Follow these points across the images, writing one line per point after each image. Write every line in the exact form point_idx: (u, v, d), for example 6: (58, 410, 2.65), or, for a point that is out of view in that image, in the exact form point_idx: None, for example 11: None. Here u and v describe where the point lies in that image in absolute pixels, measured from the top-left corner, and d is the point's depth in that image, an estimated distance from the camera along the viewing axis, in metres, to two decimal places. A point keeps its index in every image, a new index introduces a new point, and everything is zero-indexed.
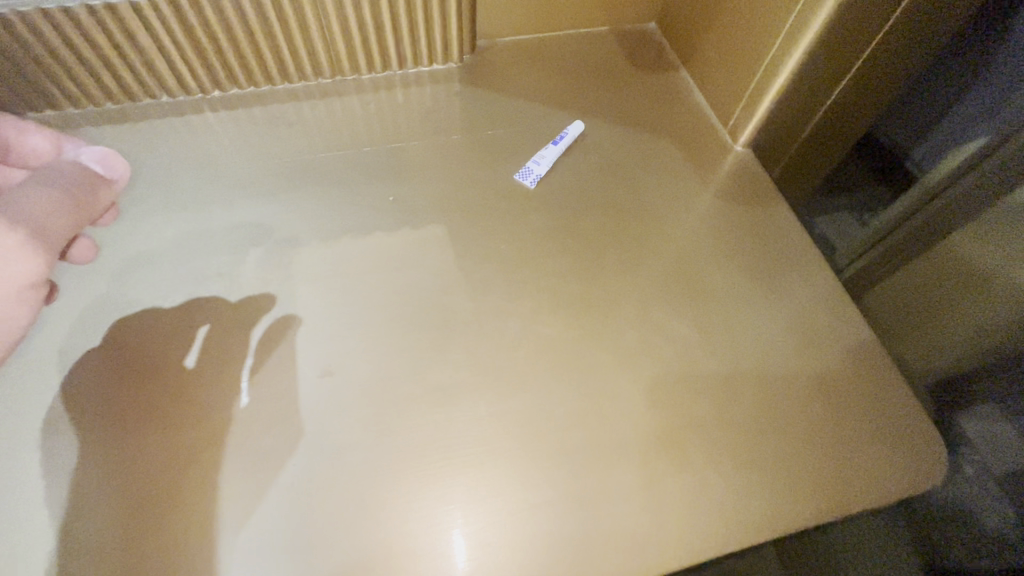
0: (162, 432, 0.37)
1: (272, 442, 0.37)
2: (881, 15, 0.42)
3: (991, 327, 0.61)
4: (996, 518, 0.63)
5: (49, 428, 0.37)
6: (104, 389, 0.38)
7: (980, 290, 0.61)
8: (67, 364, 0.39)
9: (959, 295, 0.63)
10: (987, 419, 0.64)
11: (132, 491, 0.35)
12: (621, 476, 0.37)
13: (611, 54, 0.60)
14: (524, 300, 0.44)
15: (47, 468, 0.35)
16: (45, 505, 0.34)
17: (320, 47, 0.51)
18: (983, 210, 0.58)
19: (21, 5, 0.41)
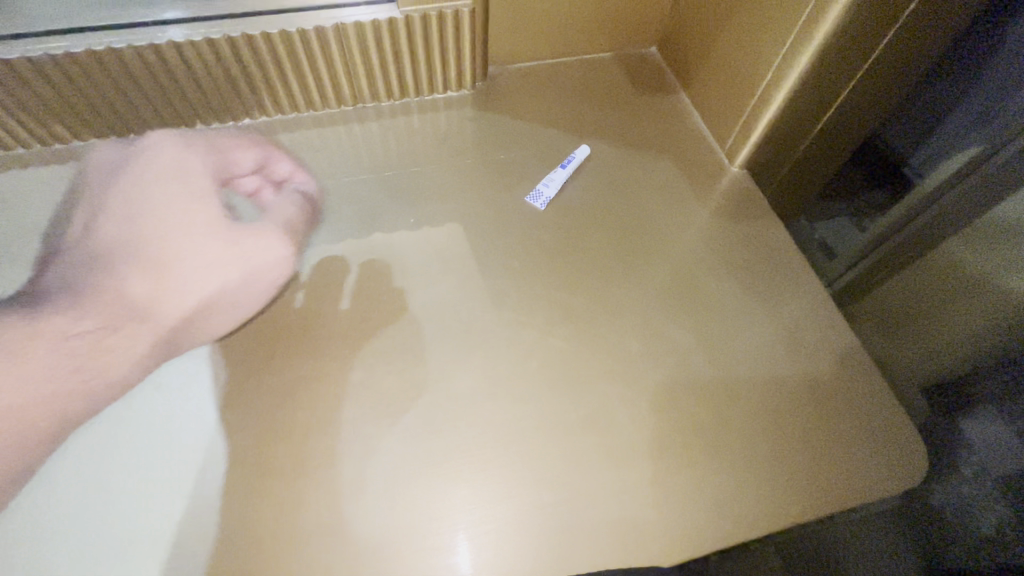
0: (211, 445, 0.40)
1: (312, 446, 0.41)
2: (871, 46, 0.46)
3: (985, 324, 0.67)
4: (994, 519, 0.69)
5: (131, 471, 0.39)
6: (174, 426, 0.41)
7: (980, 288, 0.66)
8: (141, 407, 0.41)
9: (952, 296, 0.69)
10: (986, 420, 0.70)
11: (183, 497, 0.38)
12: (629, 476, 0.41)
13: (613, 80, 0.64)
14: (536, 314, 0.47)
15: (131, 509, 0.38)
16: (134, 545, 0.36)
17: (342, 78, 0.55)
18: (980, 214, 0.62)
19: (75, 47, 0.45)
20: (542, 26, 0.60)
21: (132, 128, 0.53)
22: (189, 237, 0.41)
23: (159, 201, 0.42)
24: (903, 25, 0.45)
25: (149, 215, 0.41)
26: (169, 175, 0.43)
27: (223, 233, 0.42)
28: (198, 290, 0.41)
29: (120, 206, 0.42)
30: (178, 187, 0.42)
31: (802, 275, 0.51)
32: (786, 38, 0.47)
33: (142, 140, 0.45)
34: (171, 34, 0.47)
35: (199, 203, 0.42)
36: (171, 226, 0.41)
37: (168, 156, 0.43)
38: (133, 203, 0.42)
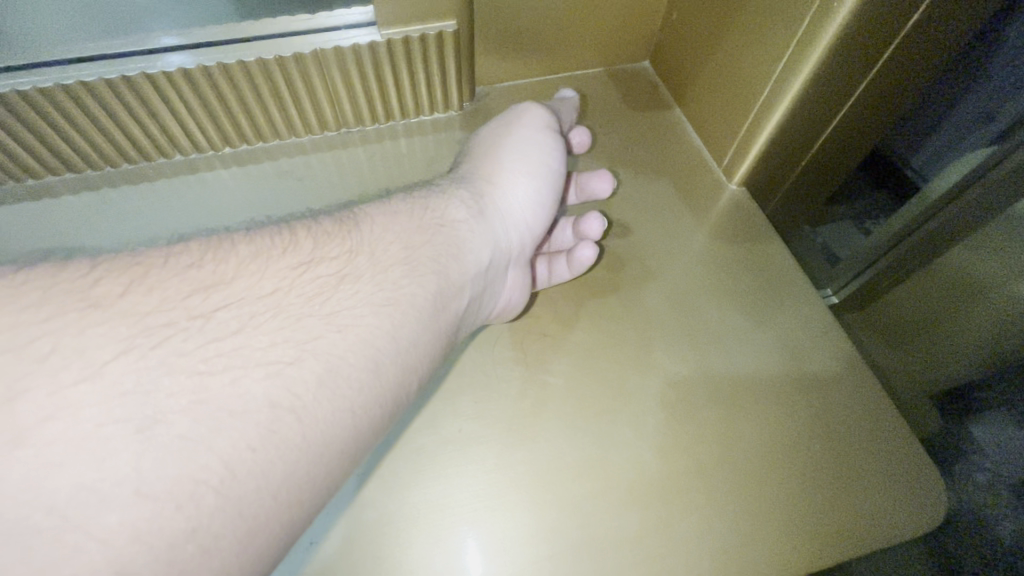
0: None
1: None
2: (867, 61, 0.43)
3: (990, 327, 0.64)
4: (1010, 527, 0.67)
5: None
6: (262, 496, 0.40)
7: (986, 299, 0.63)
8: None
9: (956, 303, 0.65)
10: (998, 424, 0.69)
11: None
12: (627, 523, 0.40)
13: (606, 96, 0.63)
14: (533, 351, 0.47)
15: None
16: None
17: (325, 102, 0.54)
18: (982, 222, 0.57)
19: (45, 81, 0.44)
20: (529, 45, 0.59)
21: (109, 160, 0.52)
22: (548, 181, 0.46)
23: (492, 165, 0.46)
24: (906, 34, 0.41)
25: (507, 156, 0.46)
26: (518, 119, 0.48)
27: (523, 210, 0.45)
28: (522, 234, 0.45)
29: (487, 148, 0.47)
30: (556, 141, 0.48)
31: (798, 305, 0.50)
32: (783, 52, 0.45)
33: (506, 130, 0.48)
34: (145, 65, 0.46)
35: (558, 164, 0.48)
36: (518, 209, 0.45)
37: (533, 115, 0.48)
38: (482, 157, 0.47)
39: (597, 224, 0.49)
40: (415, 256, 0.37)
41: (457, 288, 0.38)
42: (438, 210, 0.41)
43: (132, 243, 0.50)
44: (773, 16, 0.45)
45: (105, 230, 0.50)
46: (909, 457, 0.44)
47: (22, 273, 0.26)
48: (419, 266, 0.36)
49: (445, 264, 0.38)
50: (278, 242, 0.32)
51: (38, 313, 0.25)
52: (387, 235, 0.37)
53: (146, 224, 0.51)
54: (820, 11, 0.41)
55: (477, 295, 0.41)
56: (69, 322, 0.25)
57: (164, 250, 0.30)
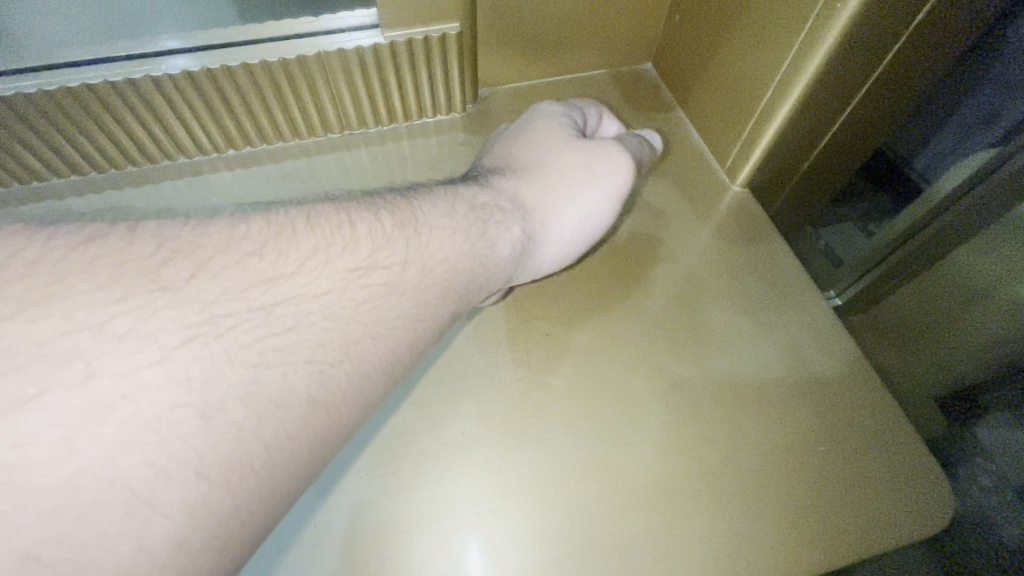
0: None
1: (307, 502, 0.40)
2: (870, 62, 0.43)
3: (996, 329, 0.63)
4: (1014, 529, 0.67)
5: None
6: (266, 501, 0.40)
7: (987, 303, 0.63)
8: None
9: (954, 306, 0.64)
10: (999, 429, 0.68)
11: None
12: (630, 526, 0.40)
13: (609, 97, 0.63)
14: (537, 352, 0.47)
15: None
16: None
17: (328, 104, 0.54)
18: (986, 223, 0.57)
19: (48, 84, 0.44)
20: (532, 47, 0.59)
21: (113, 162, 0.52)
22: (588, 230, 0.48)
23: (549, 199, 0.47)
24: (909, 35, 0.41)
25: (573, 204, 0.47)
26: (601, 168, 0.48)
27: (554, 248, 0.47)
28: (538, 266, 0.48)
29: (558, 184, 0.47)
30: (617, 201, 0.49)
31: (803, 309, 0.50)
32: (786, 53, 0.45)
33: (582, 167, 0.48)
34: (149, 68, 0.46)
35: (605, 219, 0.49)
36: (552, 245, 0.47)
37: (618, 172, 0.48)
38: (549, 188, 0.47)
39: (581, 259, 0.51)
40: (451, 277, 0.39)
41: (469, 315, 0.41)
42: (491, 240, 0.42)
43: None
44: (775, 17, 0.45)
45: None
46: (913, 459, 0.44)
47: (91, 246, 0.26)
48: (451, 286, 0.39)
49: (469, 295, 0.40)
50: (336, 235, 0.34)
51: (113, 294, 0.25)
52: (434, 249, 0.38)
53: None
54: (823, 13, 0.41)
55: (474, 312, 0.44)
56: (147, 302, 0.26)
57: (225, 231, 0.31)
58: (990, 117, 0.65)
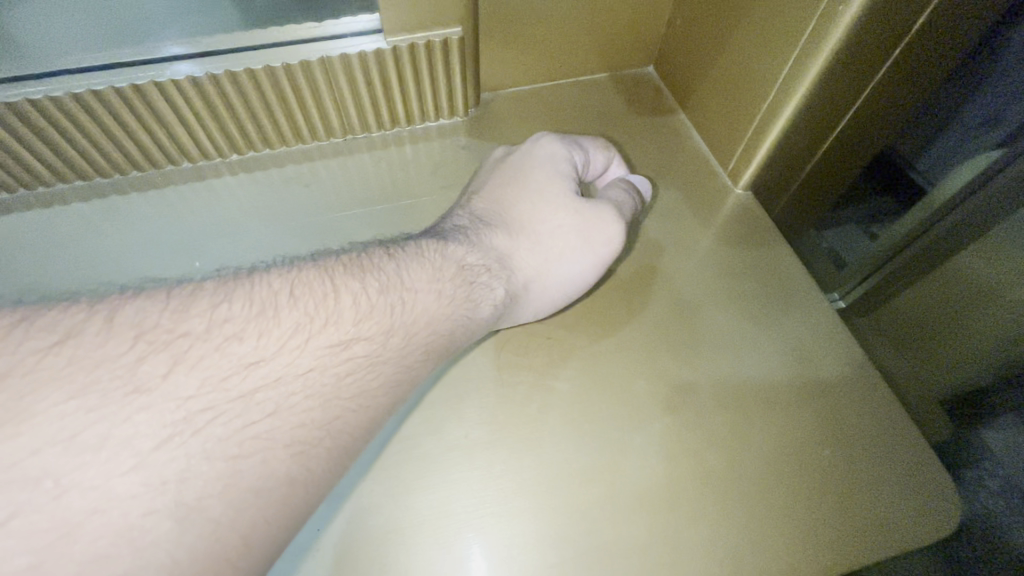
0: None
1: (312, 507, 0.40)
2: (874, 64, 0.43)
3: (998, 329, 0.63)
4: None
5: None
6: None
7: (998, 301, 0.61)
8: None
9: (965, 307, 0.63)
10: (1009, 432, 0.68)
11: None
12: (636, 530, 0.40)
13: (611, 101, 0.63)
14: (541, 356, 0.47)
15: None
16: None
17: (331, 109, 0.54)
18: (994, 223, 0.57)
19: (55, 90, 0.44)
20: (534, 52, 0.59)
21: (117, 167, 0.52)
22: (577, 285, 0.47)
23: (538, 256, 0.45)
24: (912, 38, 0.42)
25: (561, 267, 0.46)
26: (592, 233, 0.46)
27: (539, 302, 0.46)
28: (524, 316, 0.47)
29: (550, 243, 0.46)
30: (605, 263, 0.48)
31: (807, 311, 0.50)
32: (788, 57, 0.45)
33: (574, 221, 0.46)
34: (154, 74, 0.46)
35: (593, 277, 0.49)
36: (537, 300, 0.46)
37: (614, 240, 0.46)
38: (541, 249, 0.46)
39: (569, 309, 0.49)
40: (434, 342, 0.37)
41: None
42: (476, 303, 0.41)
43: (140, 250, 0.50)
44: (777, 21, 0.45)
45: (113, 237, 0.51)
46: (920, 462, 0.43)
47: (65, 347, 0.26)
48: (432, 351, 0.37)
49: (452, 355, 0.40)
50: (320, 308, 0.33)
51: (87, 403, 0.25)
52: (415, 315, 0.37)
53: (153, 231, 0.51)
54: (825, 16, 0.41)
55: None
56: (122, 407, 0.26)
57: (205, 313, 0.30)
58: (994, 118, 0.65)
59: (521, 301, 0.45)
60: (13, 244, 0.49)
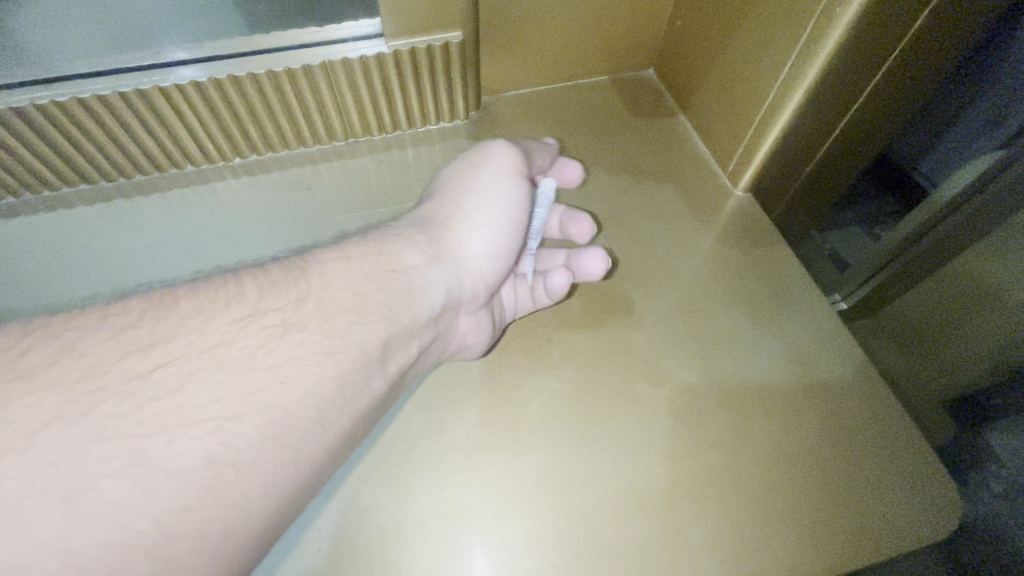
0: None
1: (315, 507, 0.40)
2: (872, 66, 0.44)
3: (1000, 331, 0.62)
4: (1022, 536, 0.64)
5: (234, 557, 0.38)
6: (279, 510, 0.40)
7: (1002, 302, 0.61)
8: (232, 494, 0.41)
9: (966, 310, 0.63)
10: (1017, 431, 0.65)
11: None
12: (635, 530, 0.40)
13: (612, 103, 0.63)
14: (542, 357, 0.47)
15: None
16: None
17: (334, 113, 0.54)
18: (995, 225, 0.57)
19: (60, 95, 0.45)
20: (534, 55, 0.60)
21: (121, 171, 0.52)
22: (511, 223, 0.44)
23: (454, 202, 0.43)
24: (910, 39, 0.42)
25: (482, 206, 0.43)
26: (494, 168, 0.45)
27: (483, 256, 0.43)
28: (485, 279, 0.43)
29: (465, 188, 0.44)
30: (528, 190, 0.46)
31: (807, 312, 0.50)
32: (786, 59, 0.45)
33: (474, 165, 0.45)
34: (158, 78, 0.47)
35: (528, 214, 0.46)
36: (481, 256, 0.43)
37: (506, 158, 0.45)
38: (457, 199, 0.44)
39: (560, 286, 0.46)
40: (365, 304, 0.36)
41: (405, 336, 0.37)
42: (397, 260, 0.39)
43: (143, 252, 0.51)
44: (775, 23, 0.45)
45: (117, 240, 0.51)
46: (920, 462, 0.44)
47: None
48: (370, 316, 0.35)
49: (398, 313, 0.37)
50: (221, 291, 0.32)
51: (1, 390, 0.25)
52: (335, 283, 0.35)
53: (158, 233, 0.52)
54: (823, 18, 0.41)
55: (424, 345, 0.40)
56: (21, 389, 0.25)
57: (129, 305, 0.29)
58: (995, 120, 0.65)
59: (464, 259, 0.42)
60: (19, 247, 0.50)
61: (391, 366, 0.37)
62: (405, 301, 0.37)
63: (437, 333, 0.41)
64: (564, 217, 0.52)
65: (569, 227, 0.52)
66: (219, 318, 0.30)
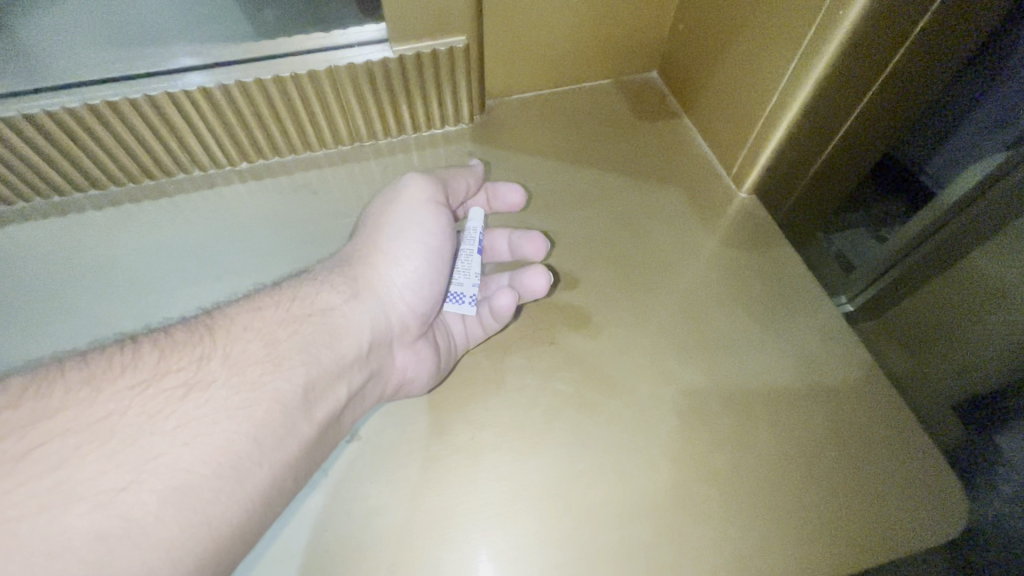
0: None
1: (321, 509, 0.41)
2: (875, 68, 0.44)
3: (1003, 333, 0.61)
4: None
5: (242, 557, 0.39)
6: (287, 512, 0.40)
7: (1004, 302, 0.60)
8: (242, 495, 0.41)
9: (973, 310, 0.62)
10: None
11: None
12: (638, 533, 0.40)
13: (616, 106, 0.64)
14: (546, 358, 0.48)
15: None
16: None
17: (339, 117, 0.55)
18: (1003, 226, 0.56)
19: (71, 101, 0.46)
20: (538, 59, 0.60)
21: (130, 175, 0.53)
22: (429, 255, 0.47)
23: (368, 244, 0.46)
24: (913, 42, 0.42)
25: (397, 244, 0.46)
26: (408, 206, 0.48)
27: (404, 290, 0.45)
28: (408, 311, 0.45)
29: (382, 229, 0.47)
30: (442, 216, 0.49)
31: (811, 314, 0.50)
32: (790, 61, 0.45)
33: (390, 206, 0.48)
34: (167, 84, 0.47)
35: (446, 239, 0.48)
36: (402, 291, 0.45)
37: (417, 189, 0.48)
38: (373, 241, 0.47)
39: (507, 305, 0.46)
40: (278, 350, 0.37)
41: (330, 377, 0.39)
42: (312, 304, 0.41)
43: (150, 256, 0.51)
44: (778, 26, 0.46)
45: (125, 243, 0.52)
46: (923, 462, 0.44)
47: None
48: (285, 360, 0.37)
49: (316, 352, 0.39)
50: (123, 365, 0.33)
51: None
52: (245, 334, 0.37)
53: (165, 237, 0.52)
54: (826, 21, 0.41)
55: (358, 385, 0.41)
56: None
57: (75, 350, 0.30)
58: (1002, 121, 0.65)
59: (384, 296, 0.44)
60: (29, 251, 0.50)
61: (321, 410, 0.38)
62: (323, 342, 0.39)
63: (371, 371, 0.42)
64: (515, 237, 0.53)
65: (522, 248, 0.53)
66: (115, 392, 0.31)
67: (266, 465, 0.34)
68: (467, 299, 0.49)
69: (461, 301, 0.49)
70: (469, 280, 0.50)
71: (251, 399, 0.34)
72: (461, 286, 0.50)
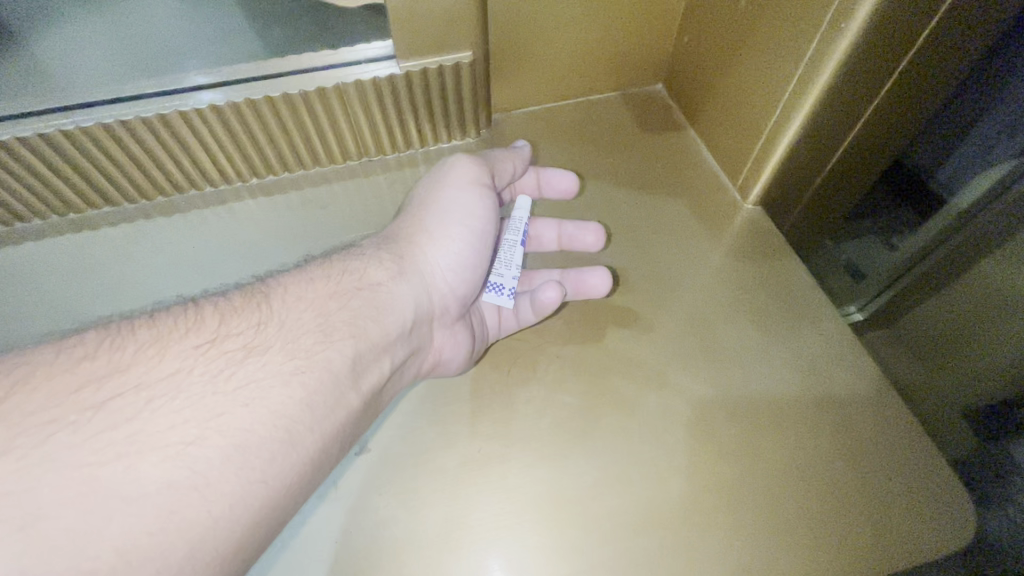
0: None
1: (329, 522, 0.41)
2: (882, 74, 0.44)
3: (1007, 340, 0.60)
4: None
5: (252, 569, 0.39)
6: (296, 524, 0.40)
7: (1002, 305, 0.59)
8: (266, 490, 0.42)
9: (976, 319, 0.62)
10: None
11: None
12: (647, 543, 0.40)
13: (620, 119, 0.64)
14: (553, 367, 0.48)
15: None
16: None
17: (347, 133, 0.56)
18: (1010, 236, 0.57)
19: (84, 120, 0.47)
20: (543, 73, 0.61)
21: (141, 192, 0.54)
22: (473, 238, 0.48)
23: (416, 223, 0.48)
24: (917, 48, 0.42)
25: (443, 225, 0.47)
26: (457, 188, 0.49)
27: (447, 272, 0.47)
28: (449, 291, 0.47)
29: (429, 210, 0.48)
30: (488, 200, 0.50)
31: (818, 323, 0.50)
32: (795, 69, 0.46)
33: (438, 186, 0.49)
34: (179, 103, 0.48)
35: (490, 223, 0.49)
36: (445, 272, 0.47)
37: (465, 172, 0.50)
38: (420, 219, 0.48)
39: (552, 299, 0.47)
40: (328, 320, 0.39)
41: (377, 350, 0.40)
42: (361, 277, 0.43)
43: (160, 271, 0.52)
44: (783, 35, 0.46)
45: (136, 259, 0.52)
46: (932, 473, 0.43)
47: None
48: (335, 331, 0.38)
49: (364, 326, 0.40)
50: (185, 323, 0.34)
51: None
52: (298, 303, 0.38)
53: (175, 252, 0.53)
54: (830, 27, 0.42)
55: (400, 360, 0.43)
56: None
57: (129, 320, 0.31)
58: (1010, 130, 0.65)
59: (428, 276, 0.46)
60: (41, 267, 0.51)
61: (367, 382, 0.39)
62: (372, 317, 0.41)
63: (413, 347, 0.44)
64: (573, 230, 0.55)
65: (581, 239, 0.55)
66: (176, 351, 0.33)
67: (318, 431, 0.35)
68: (506, 291, 0.50)
69: (500, 292, 0.51)
70: (509, 273, 0.51)
71: (305, 364, 0.36)
72: (501, 277, 0.51)
